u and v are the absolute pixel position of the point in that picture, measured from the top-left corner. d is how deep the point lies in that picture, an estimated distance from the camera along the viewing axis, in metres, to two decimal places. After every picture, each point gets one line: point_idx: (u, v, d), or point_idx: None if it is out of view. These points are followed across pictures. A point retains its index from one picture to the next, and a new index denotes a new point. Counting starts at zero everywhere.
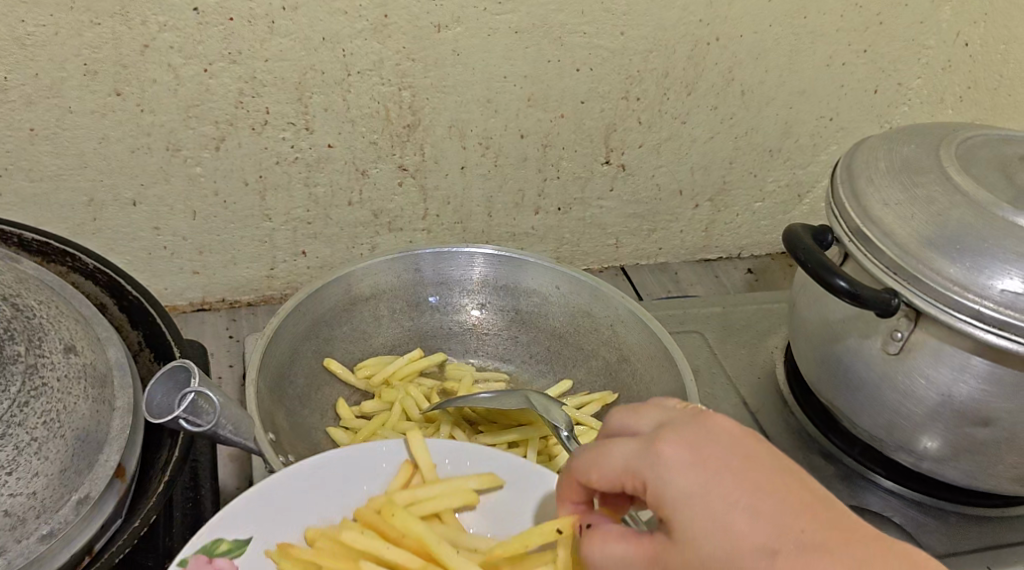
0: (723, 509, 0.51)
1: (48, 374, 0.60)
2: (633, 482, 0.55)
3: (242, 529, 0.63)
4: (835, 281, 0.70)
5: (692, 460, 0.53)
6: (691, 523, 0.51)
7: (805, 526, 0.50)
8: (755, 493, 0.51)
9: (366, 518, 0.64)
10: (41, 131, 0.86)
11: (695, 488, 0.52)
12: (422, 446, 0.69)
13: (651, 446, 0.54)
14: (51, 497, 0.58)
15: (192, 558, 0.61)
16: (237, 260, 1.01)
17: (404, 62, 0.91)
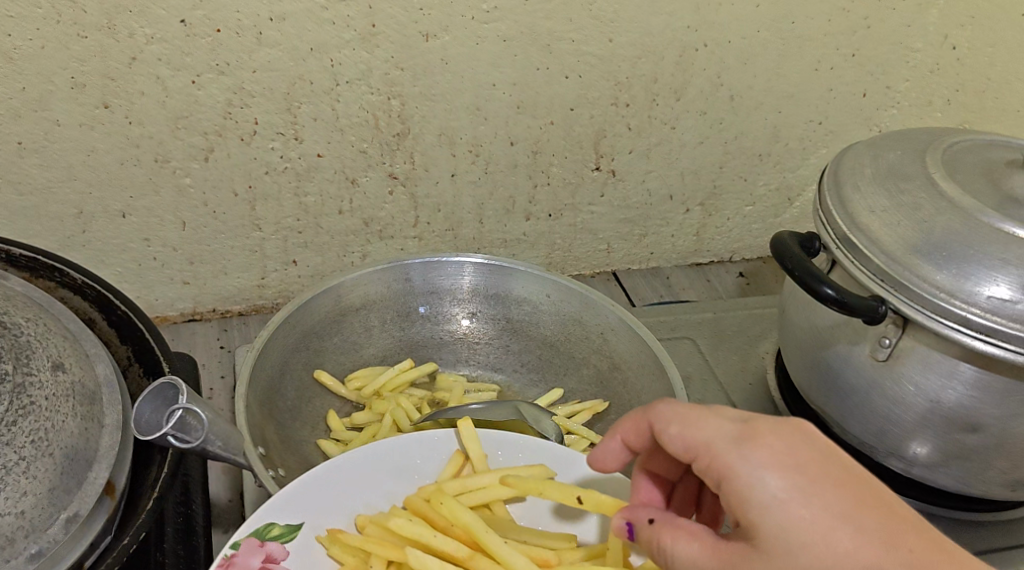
0: (825, 520, 0.52)
1: (36, 393, 0.60)
2: (716, 469, 0.55)
3: (295, 515, 0.66)
4: (822, 288, 0.70)
5: (792, 463, 0.53)
6: (787, 526, 0.52)
7: (903, 547, 0.51)
8: (854, 508, 0.53)
9: (415, 506, 0.67)
10: (29, 144, 0.86)
11: (795, 493, 0.53)
12: (473, 437, 0.71)
13: (748, 438, 0.55)
14: (39, 517, 0.58)
15: (246, 539, 0.64)
16: (228, 270, 1.01)
17: (392, 71, 0.91)
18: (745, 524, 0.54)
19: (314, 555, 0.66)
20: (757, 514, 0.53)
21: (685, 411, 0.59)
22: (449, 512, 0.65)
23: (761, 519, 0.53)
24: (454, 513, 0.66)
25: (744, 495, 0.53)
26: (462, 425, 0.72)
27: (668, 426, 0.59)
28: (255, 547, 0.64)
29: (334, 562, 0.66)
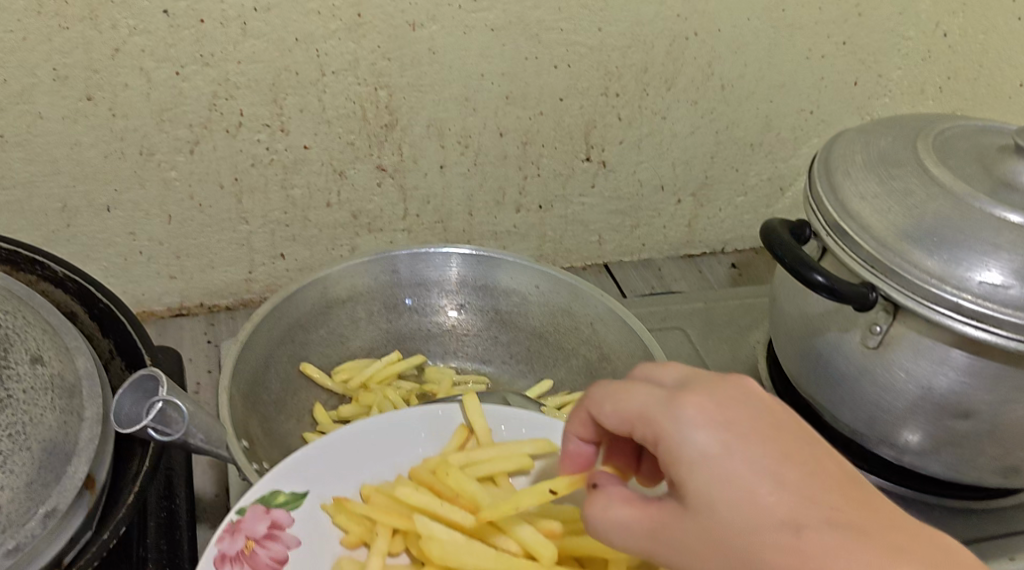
0: (749, 477, 0.51)
1: (13, 386, 0.59)
2: (648, 431, 0.54)
3: (299, 484, 0.66)
4: (812, 276, 0.69)
5: (718, 421, 0.52)
6: (713, 485, 0.51)
7: (830, 503, 0.50)
8: (781, 464, 0.51)
9: (421, 477, 0.67)
10: (11, 137, 0.85)
11: (721, 451, 0.51)
12: (478, 411, 0.71)
13: (676, 399, 0.54)
14: (16, 511, 0.57)
15: (251, 507, 0.64)
16: (215, 264, 1.00)
17: (379, 61, 0.91)
18: (674, 484, 0.53)
19: (319, 523, 0.66)
20: (684, 474, 0.52)
21: (618, 381, 0.58)
22: (456, 483, 0.65)
23: (688, 478, 0.52)
24: (461, 484, 0.65)
25: (671, 455, 0.52)
26: (469, 399, 0.72)
27: (600, 394, 0.58)
28: (262, 513, 0.64)
29: (339, 530, 0.66)
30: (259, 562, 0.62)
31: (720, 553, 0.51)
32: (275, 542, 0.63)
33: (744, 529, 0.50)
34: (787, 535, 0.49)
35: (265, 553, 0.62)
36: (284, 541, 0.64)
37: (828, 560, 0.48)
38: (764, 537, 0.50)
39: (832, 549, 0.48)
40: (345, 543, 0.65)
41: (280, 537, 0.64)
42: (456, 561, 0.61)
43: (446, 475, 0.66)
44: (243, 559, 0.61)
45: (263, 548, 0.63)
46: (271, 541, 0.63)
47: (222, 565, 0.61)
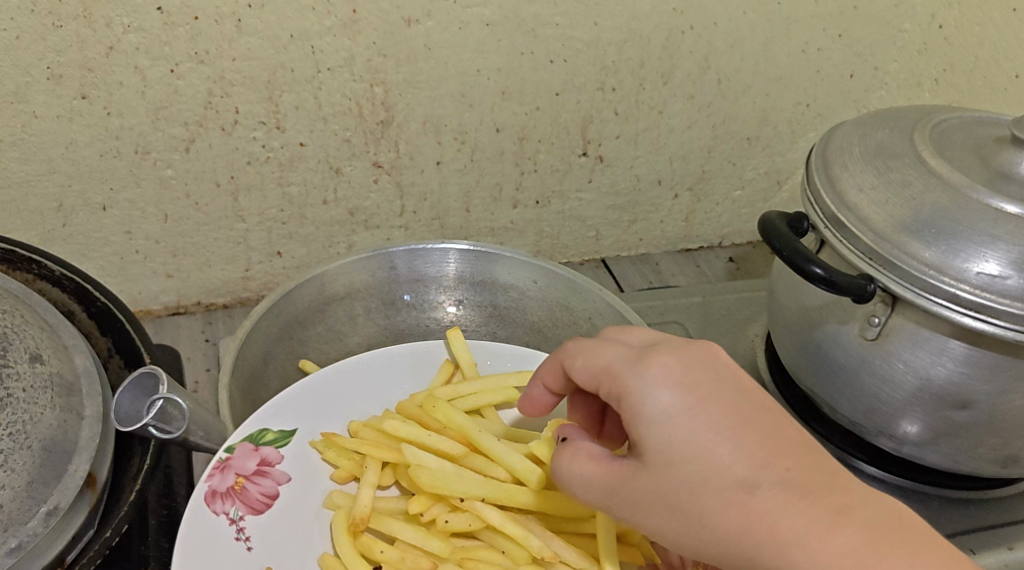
0: (708, 437, 0.57)
1: (13, 385, 0.58)
2: (617, 389, 0.60)
3: (288, 420, 0.72)
4: (810, 268, 0.69)
5: (682, 383, 0.58)
6: (674, 443, 0.57)
7: (784, 467, 0.56)
8: (738, 427, 0.57)
9: (409, 411, 0.74)
10: (6, 137, 0.85)
11: (682, 411, 0.58)
12: (463, 346, 0.79)
13: (643, 361, 0.60)
14: (17, 510, 0.57)
15: (241, 445, 0.69)
16: (212, 262, 1.00)
17: (375, 58, 0.90)
18: (637, 440, 0.59)
19: (309, 456, 0.72)
20: (647, 431, 0.58)
21: (592, 341, 0.64)
22: (444, 416, 0.72)
23: (650, 435, 0.58)
24: (448, 417, 0.72)
25: (635, 412, 0.59)
26: (453, 338, 0.80)
27: (575, 348, 0.64)
28: (251, 451, 0.69)
29: (329, 465, 0.72)
30: (250, 497, 0.68)
31: (678, 505, 0.58)
32: (265, 478, 0.69)
33: (701, 484, 0.57)
34: (741, 492, 0.56)
35: (255, 489, 0.68)
36: (274, 478, 0.69)
37: (778, 516, 0.55)
38: (719, 493, 0.56)
39: (779, 508, 0.55)
40: (336, 478, 0.71)
41: (269, 474, 0.69)
42: (445, 486, 0.68)
43: (432, 408, 0.73)
44: (234, 494, 0.67)
45: (254, 484, 0.68)
46: (260, 476, 0.69)
47: (214, 500, 0.66)
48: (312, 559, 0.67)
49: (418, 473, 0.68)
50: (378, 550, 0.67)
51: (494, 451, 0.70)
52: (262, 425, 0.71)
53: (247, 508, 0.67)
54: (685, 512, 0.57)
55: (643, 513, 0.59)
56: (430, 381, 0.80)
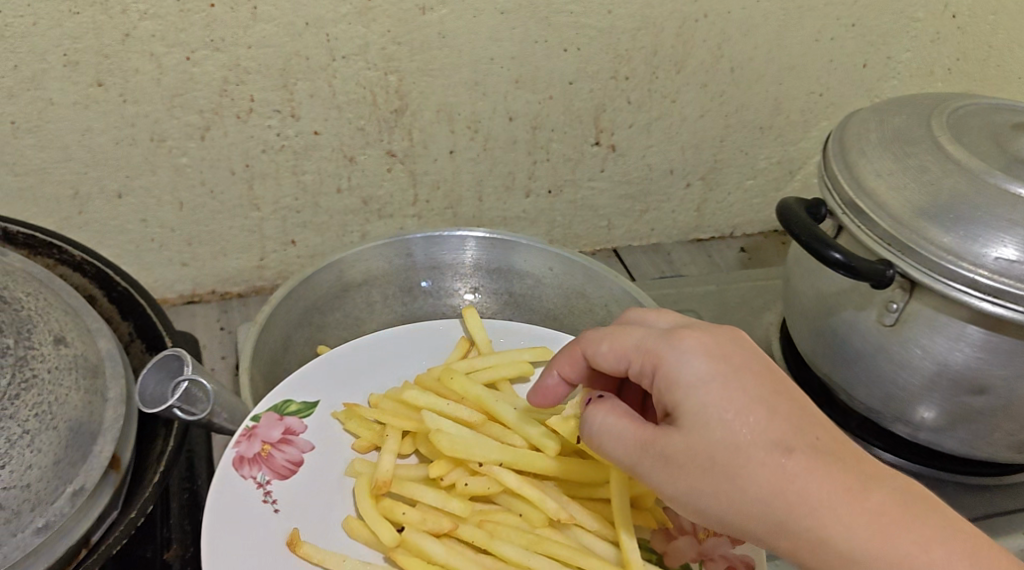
0: (744, 401, 0.59)
1: (39, 366, 0.58)
2: (650, 360, 0.62)
3: (309, 394, 0.73)
4: (829, 253, 0.70)
5: (715, 352, 0.61)
6: (711, 405, 0.59)
7: (817, 436, 0.58)
8: (771, 395, 0.59)
9: (426, 383, 0.75)
10: (23, 124, 0.85)
11: (717, 376, 0.60)
12: (477, 323, 0.79)
13: (678, 334, 0.62)
14: (45, 489, 0.57)
15: (266, 415, 0.71)
16: (226, 251, 1.01)
17: (389, 46, 0.91)
18: (671, 407, 0.60)
19: (331, 426, 0.72)
20: (684, 397, 0.60)
21: (616, 325, 0.66)
22: (461, 387, 0.72)
23: (687, 400, 0.60)
24: (465, 388, 0.72)
25: (672, 378, 0.61)
26: (468, 314, 0.80)
27: (601, 330, 0.66)
28: (275, 421, 0.71)
29: (351, 435, 0.72)
30: (275, 464, 0.69)
31: (712, 469, 0.58)
32: (290, 446, 0.70)
33: (736, 447, 0.58)
34: (775, 454, 0.57)
35: (281, 456, 0.69)
36: (299, 445, 0.70)
37: (811, 477, 0.57)
38: (755, 455, 0.57)
39: (815, 470, 0.57)
40: (357, 446, 0.71)
41: (294, 442, 0.71)
42: (465, 451, 0.68)
43: (450, 379, 0.73)
44: (260, 460, 0.68)
45: (279, 451, 0.69)
46: (285, 445, 0.70)
47: (241, 465, 0.68)
48: (335, 522, 0.68)
49: (439, 437, 0.68)
50: (400, 512, 0.66)
51: (511, 419, 0.71)
52: (284, 397, 0.72)
53: (273, 473, 0.68)
54: (718, 476, 0.58)
55: (673, 477, 0.59)
56: (447, 356, 0.80)
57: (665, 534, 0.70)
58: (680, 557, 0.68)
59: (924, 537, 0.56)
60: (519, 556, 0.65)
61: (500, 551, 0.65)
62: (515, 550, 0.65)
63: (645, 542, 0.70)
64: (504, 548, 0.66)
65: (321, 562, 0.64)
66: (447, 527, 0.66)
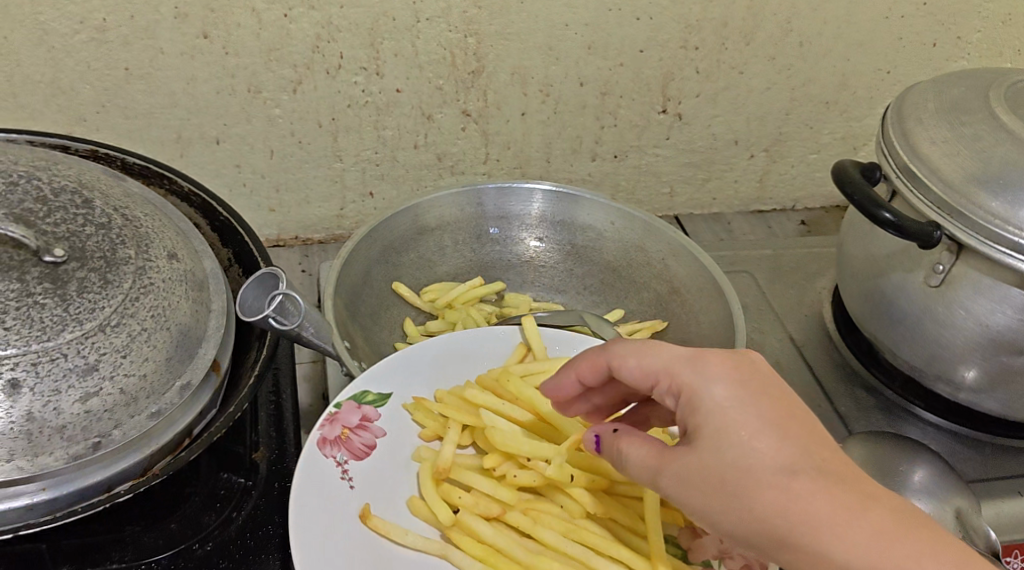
0: (757, 426, 0.58)
1: (155, 275, 0.64)
2: (673, 382, 0.63)
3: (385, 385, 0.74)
4: (880, 213, 0.73)
5: (736, 379, 0.61)
6: (725, 427, 0.59)
7: (824, 458, 0.58)
8: (787, 420, 0.59)
9: (485, 383, 0.75)
10: (135, 70, 0.92)
11: (735, 402, 0.59)
12: (535, 330, 0.78)
13: (702, 357, 0.62)
14: (159, 381, 0.62)
15: (346, 402, 0.72)
16: (310, 199, 1.08)
17: (470, 10, 0.96)
18: (690, 427, 0.60)
19: (402, 419, 0.73)
20: (702, 419, 0.60)
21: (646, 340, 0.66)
22: (515, 388, 0.73)
23: (705, 422, 0.60)
24: (519, 389, 0.73)
25: (691, 402, 0.61)
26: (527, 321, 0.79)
27: (629, 343, 0.66)
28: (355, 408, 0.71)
29: (418, 425, 0.73)
30: (353, 446, 0.70)
31: (722, 486, 0.58)
32: (367, 432, 0.71)
33: (747, 468, 0.57)
34: (783, 477, 0.57)
35: (358, 440, 0.70)
36: (373, 431, 0.71)
37: (811, 498, 0.56)
38: (762, 476, 0.57)
39: (818, 493, 0.56)
40: (422, 436, 0.72)
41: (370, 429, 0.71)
42: (515, 446, 0.69)
43: (505, 381, 0.74)
44: (341, 442, 0.69)
45: (357, 435, 0.70)
46: (363, 431, 0.71)
47: (324, 446, 0.68)
48: (399, 501, 0.69)
49: (493, 432, 0.69)
50: (457, 496, 0.68)
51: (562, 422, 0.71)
52: (362, 388, 0.73)
53: (351, 455, 0.69)
54: (729, 493, 0.57)
55: (689, 493, 0.59)
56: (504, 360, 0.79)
57: (691, 530, 0.70)
58: (704, 552, 0.68)
59: (923, 559, 0.54)
60: (559, 542, 0.66)
61: (542, 538, 0.66)
62: (554, 537, 0.67)
63: (670, 536, 0.69)
64: (546, 535, 0.67)
65: (388, 534, 0.65)
66: (496, 511, 0.67)
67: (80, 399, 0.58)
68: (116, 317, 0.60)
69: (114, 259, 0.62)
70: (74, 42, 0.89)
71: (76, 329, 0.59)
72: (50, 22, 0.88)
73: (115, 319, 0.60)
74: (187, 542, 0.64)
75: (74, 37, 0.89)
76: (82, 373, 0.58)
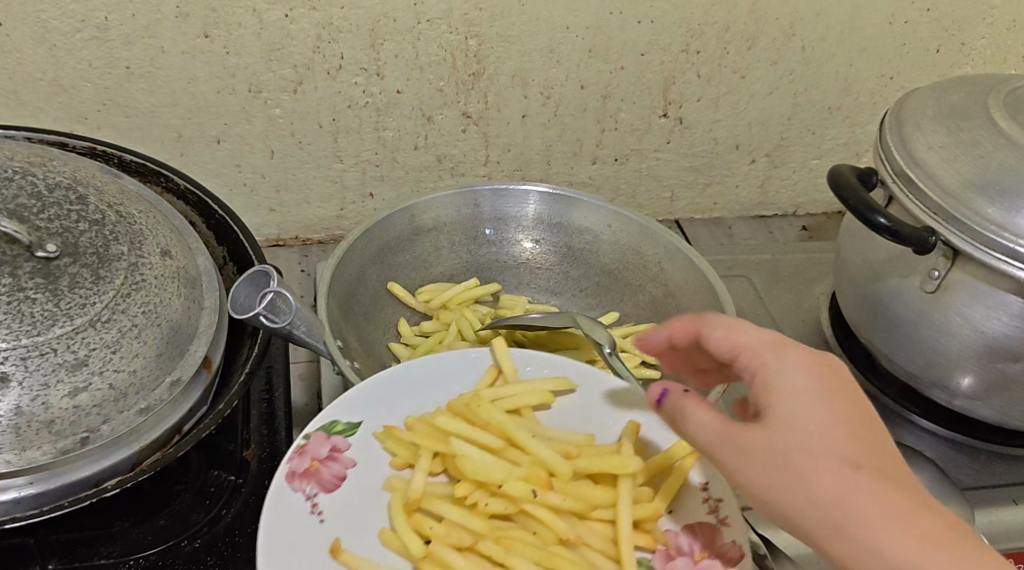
0: (828, 412, 0.57)
1: (148, 272, 0.64)
2: (752, 361, 0.62)
3: (354, 413, 0.70)
4: (876, 218, 0.72)
5: (814, 368, 0.60)
6: (795, 408, 0.58)
7: (887, 457, 0.57)
8: (854, 414, 0.58)
9: (455, 408, 0.71)
10: (136, 69, 0.93)
11: (809, 389, 0.59)
12: (506, 352, 0.74)
13: (786, 345, 0.61)
14: (148, 377, 0.62)
15: (316, 432, 0.69)
16: (310, 199, 1.08)
17: (471, 12, 0.96)
18: (760, 403, 0.60)
19: (373, 447, 0.70)
20: (774, 398, 0.59)
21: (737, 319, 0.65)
22: (485, 415, 0.70)
23: (776, 401, 0.59)
24: (489, 415, 0.70)
25: (767, 380, 0.60)
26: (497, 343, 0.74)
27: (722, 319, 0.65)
28: (324, 438, 0.68)
29: (388, 453, 0.70)
30: (323, 478, 0.67)
31: (781, 462, 0.57)
32: (336, 463, 0.68)
33: (810, 449, 0.56)
34: (844, 466, 0.56)
35: (329, 471, 0.67)
36: (344, 462, 0.69)
37: (869, 491, 0.55)
38: (824, 461, 0.56)
39: (876, 486, 0.55)
40: (393, 464, 0.70)
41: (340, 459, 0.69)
42: (486, 476, 0.67)
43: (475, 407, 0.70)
44: (311, 476, 0.66)
45: (326, 467, 0.68)
46: (333, 462, 0.68)
47: (294, 480, 0.66)
48: (369, 532, 0.67)
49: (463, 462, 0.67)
50: (429, 526, 0.66)
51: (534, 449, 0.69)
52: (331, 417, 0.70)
53: (320, 488, 0.66)
54: (787, 468, 0.57)
55: (747, 464, 0.58)
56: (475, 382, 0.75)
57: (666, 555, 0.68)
58: None
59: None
60: None
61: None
62: (528, 567, 0.64)
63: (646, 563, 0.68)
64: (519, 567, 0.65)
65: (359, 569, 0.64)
66: (468, 542, 0.66)
67: (69, 394, 0.58)
68: (106, 313, 0.61)
69: (106, 255, 0.63)
70: (76, 40, 0.90)
71: (66, 324, 0.59)
72: (52, 20, 0.88)
73: (106, 314, 0.61)
74: (175, 538, 0.65)
75: (75, 35, 0.89)
76: (71, 368, 0.59)
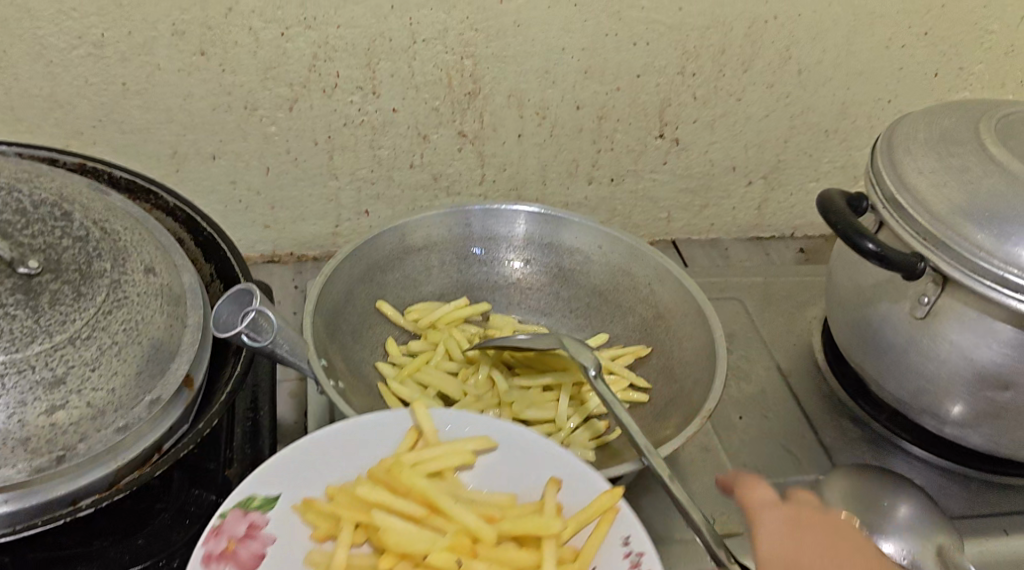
0: (810, 558, 0.61)
1: (130, 289, 0.64)
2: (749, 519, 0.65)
3: (271, 486, 0.66)
4: (864, 243, 0.72)
5: (797, 519, 0.63)
6: (780, 558, 0.61)
7: None
8: (837, 558, 0.61)
9: (376, 475, 0.67)
10: (132, 86, 0.93)
11: (790, 537, 0.62)
12: (425, 413, 0.69)
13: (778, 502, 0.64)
14: (127, 396, 0.62)
15: (232, 509, 0.64)
16: (305, 217, 1.08)
17: (467, 32, 0.97)
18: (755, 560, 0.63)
19: (294, 522, 0.66)
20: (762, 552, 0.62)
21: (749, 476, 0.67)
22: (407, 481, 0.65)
23: (764, 555, 0.62)
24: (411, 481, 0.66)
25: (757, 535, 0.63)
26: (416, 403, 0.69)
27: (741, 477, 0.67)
28: (241, 515, 0.64)
29: (309, 526, 0.66)
30: (241, 558, 0.62)
31: None
32: (254, 540, 0.63)
33: None
34: None
35: (246, 551, 0.63)
36: (262, 539, 0.64)
37: None
38: None
39: None
40: (314, 537, 0.65)
41: (258, 536, 0.64)
42: (411, 548, 0.63)
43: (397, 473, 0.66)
44: (228, 557, 0.62)
45: (244, 546, 0.63)
46: (251, 541, 0.63)
47: (209, 565, 0.61)
48: None
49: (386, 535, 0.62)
50: None
51: (458, 515, 0.65)
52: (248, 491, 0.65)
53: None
54: None
55: None
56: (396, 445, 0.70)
57: None
58: None
59: None
60: None
61: None
62: None
63: None
64: None
65: None
66: None
67: (45, 412, 0.58)
68: (87, 330, 0.61)
69: (88, 272, 0.63)
70: (73, 57, 0.90)
71: (45, 342, 0.59)
72: (49, 37, 0.89)
73: (86, 332, 0.61)
74: (154, 557, 0.65)
75: (72, 52, 0.90)
76: (48, 386, 0.59)
